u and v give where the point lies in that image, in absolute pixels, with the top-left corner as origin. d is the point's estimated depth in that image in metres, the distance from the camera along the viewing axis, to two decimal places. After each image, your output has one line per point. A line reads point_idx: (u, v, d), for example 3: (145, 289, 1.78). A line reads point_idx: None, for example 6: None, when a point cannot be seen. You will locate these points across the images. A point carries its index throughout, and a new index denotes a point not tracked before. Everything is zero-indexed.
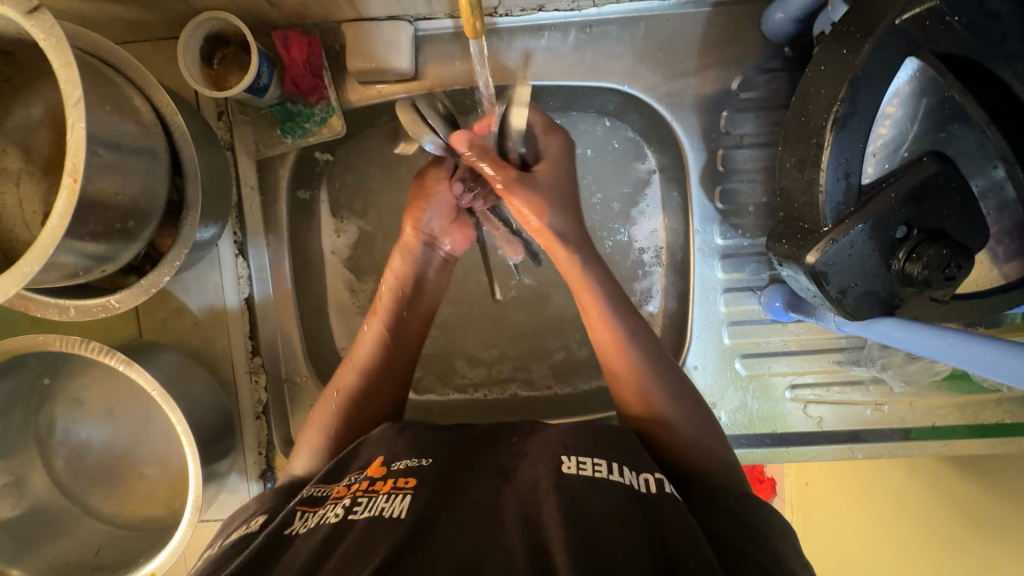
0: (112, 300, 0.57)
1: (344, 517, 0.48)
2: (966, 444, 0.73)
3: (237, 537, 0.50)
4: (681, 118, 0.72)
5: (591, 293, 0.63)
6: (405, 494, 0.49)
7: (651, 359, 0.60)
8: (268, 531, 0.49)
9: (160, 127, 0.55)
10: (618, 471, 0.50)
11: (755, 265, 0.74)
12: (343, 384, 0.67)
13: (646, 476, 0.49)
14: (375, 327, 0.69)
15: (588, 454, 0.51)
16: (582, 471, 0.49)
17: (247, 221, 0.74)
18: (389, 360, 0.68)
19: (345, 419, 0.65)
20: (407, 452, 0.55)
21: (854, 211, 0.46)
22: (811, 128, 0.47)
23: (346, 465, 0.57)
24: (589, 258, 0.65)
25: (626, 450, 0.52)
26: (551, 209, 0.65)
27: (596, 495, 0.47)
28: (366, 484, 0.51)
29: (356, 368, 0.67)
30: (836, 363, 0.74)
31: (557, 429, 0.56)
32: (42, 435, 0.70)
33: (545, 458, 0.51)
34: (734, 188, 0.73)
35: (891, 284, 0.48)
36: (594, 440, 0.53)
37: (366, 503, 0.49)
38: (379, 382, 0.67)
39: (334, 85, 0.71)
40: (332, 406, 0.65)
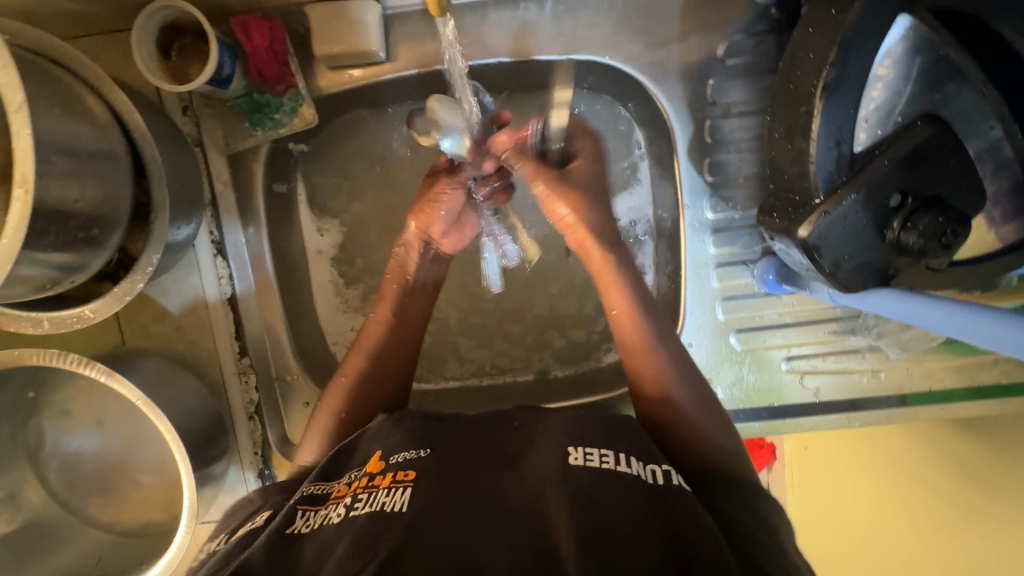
0: (87, 310, 0.55)
1: (345, 515, 0.47)
2: (963, 406, 0.73)
3: (242, 533, 0.49)
4: (665, 89, 0.69)
5: (621, 289, 0.63)
6: (404, 488, 0.48)
7: (675, 361, 0.60)
8: (271, 528, 0.47)
9: (117, 127, 0.52)
10: (624, 460, 0.49)
11: (747, 238, 0.72)
12: (351, 369, 0.66)
13: (653, 467, 0.48)
14: (382, 311, 0.68)
15: (596, 446, 0.50)
16: (590, 462, 0.48)
17: (223, 219, 0.72)
18: (398, 343, 0.67)
19: (352, 401, 0.64)
20: (405, 445, 0.54)
21: (846, 180, 0.44)
22: (799, 96, 0.45)
23: (344, 461, 0.56)
24: (621, 258, 0.64)
25: (635, 440, 0.52)
26: (587, 203, 0.64)
27: (604, 487, 0.46)
28: (365, 481, 0.50)
29: (364, 352, 0.66)
30: (831, 333, 0.74)
31: (562, 419, 0.54)
32: (33, 449, 0.69)
33: (549, 449, 0.50)
34: (723, 159, 0.70)
35: (884, 256, 0.46)
36: (595, 429, 0.52)
37: (366, 499, 0.48)
38: (385, 366, 0.66)
39: (302, 72, 0.68)
40: (339, 393, 0.64)
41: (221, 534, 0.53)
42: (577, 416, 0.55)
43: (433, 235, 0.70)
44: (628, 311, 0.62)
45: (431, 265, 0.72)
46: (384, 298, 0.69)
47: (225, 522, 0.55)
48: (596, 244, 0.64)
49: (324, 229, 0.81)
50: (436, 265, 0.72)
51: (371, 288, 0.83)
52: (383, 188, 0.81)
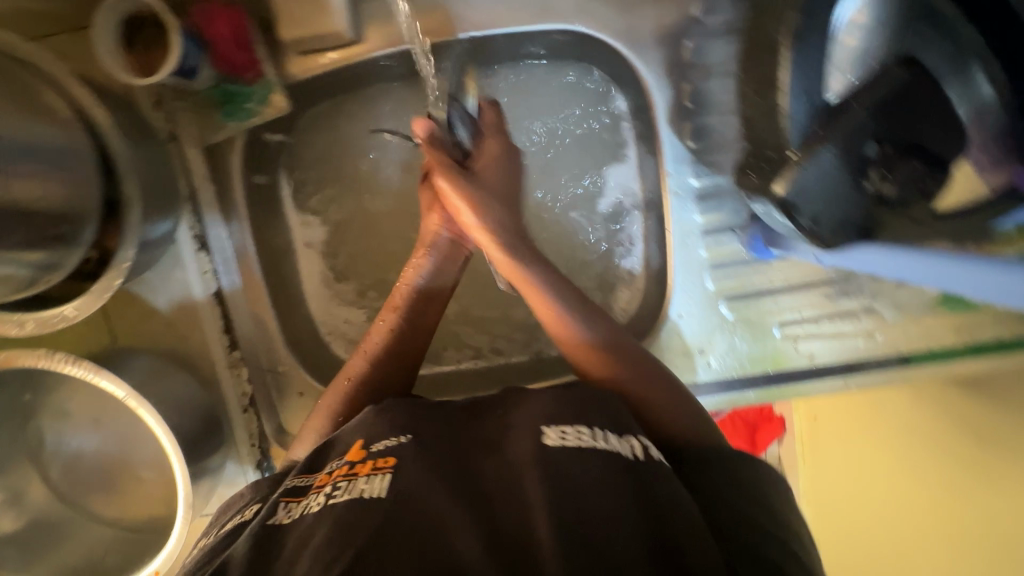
0: (69, 309, 0.56)
1: (326, 503, 0.47)
2: (965, 364, 0.72)
3: (231, 527, 0.50)
4: (641, 54, 0.68)
5: (532, 289, 0.60)
6: (385, 474, 0.48)
7: (613, 345, 0.57)
8: (255, 522, 0.48)
9: (81, 124, 0.52)
10: (601, 436, 0.48)
11: (733, 204, 0.71)
12: (353, 372, 0.65)
13: (631, 442, 0.48)
14: (389, 319, 0.68)
15: (569, 420, 0.50)
16: (567, 441, 0.47)
17: (204, 213, 0.71)
18: (404, 348, 0.67)
19: (350, 403, 0.63)
20: (386, 432, 0.54)
21: (821, 131, 0.43)
22: (765, 48, 0.44)
23: (328, 451, 0.56)
24: (529, 253, 0.62)
25: (607, 412, 0.51)
26: (484, 205, 0.63)
27: (579, 462, 0.46)
28: (346, 469, 0.50)
29: (366, 355, 0.66)
30: (825, 296, 0.72)
31: (538, 399, 0.54)
32: (34, 449, 0.71)
33: (527, 433, 0.50)
34: (707, 123, 0.67)
35: (867, 208, 0.46)
36: (577, 409, 0.51)
37: (345, 487, 0.48)
38: (388, 374, 0.65)
39: (272, 60, 0.67)
40: (338, 396, 0.64)
41: (211, 531, 0.53)
42: (566, 393, 0.53)
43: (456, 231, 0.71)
44: (547, 310, 0.59)
45: (447, 266, 0.71)
46: (392, 307, 0.69)
47: (215, 521, 0.55)
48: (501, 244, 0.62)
49: (307, 219, 0.80)
50: (451, 264, 0.72)
51: (357, 275, 0.82)
52: (365, 174, 0.81)
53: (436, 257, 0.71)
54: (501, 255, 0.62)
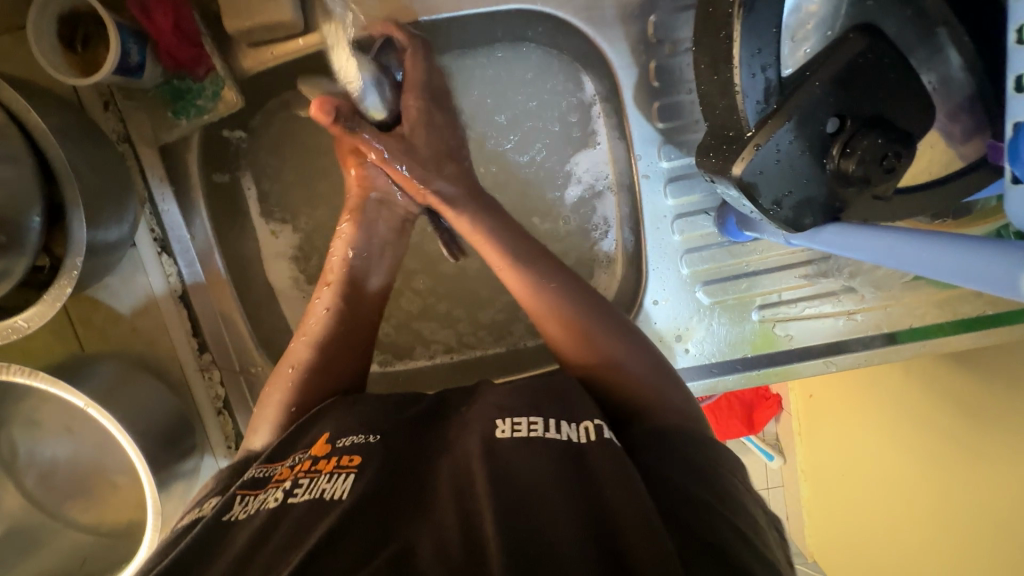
0: (20, 320, 0.54)
1: (283, 500, 0.46)
2: (948, 341, 0.70)
3: (186, 523, 0.49)
4: (604, 32, 0.65)
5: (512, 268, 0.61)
6: (348, 473, 0.47)
7: (613, 329, 0.57)
8: (208, 516, 0.47)
9: (16, 127, 0.50)
10: (555, 427, 0.48)
11: (706, 185, 0.68)
12: (296, 359, 0.63)
13: (586, 425, 0.48)
14: (326, 296, 0.66)
15: (524, 414, 0.49)
16: (517, 432, 0.47)
17: (164, 214, 0.70)
18: (348, 329, 0.65)
19: (301, 392, 0.61)
20: (352, 429, 0.53)
21: (777, 108, 0.40)
22: (719, 19, 0.41)
23: (295, 440, 0.55)
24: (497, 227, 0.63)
25: (566, 402, 0.51)
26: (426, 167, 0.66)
27: (530, 456, 0.45)
28: (309, 464, 0.50)
29: (307, 341, 0.64)
30: (803, 277, 0.70)
31: (499, 391, 0.54)
32: (8, 459, 0.70)
33: (480, 425, 0.50)
34: (673, 102, 0.66)
35: (828, 188, 0.43)
36: (532, 399, 0.51)
37: (306, 485, 0.47)
38: (336, 355, 0.64)
39: (221, 53, 0.64)
40: (285, 382, 0.62)
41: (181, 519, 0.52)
42: (538, 386, 0.53)
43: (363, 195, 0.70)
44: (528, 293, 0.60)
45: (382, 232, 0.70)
46: (328, 284, 0.67)
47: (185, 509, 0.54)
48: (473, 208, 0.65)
49: (277, 231, 0.80)
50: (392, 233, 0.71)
51: None
52: (331, 168, 0.79)
53: (364, 227, 0.69)
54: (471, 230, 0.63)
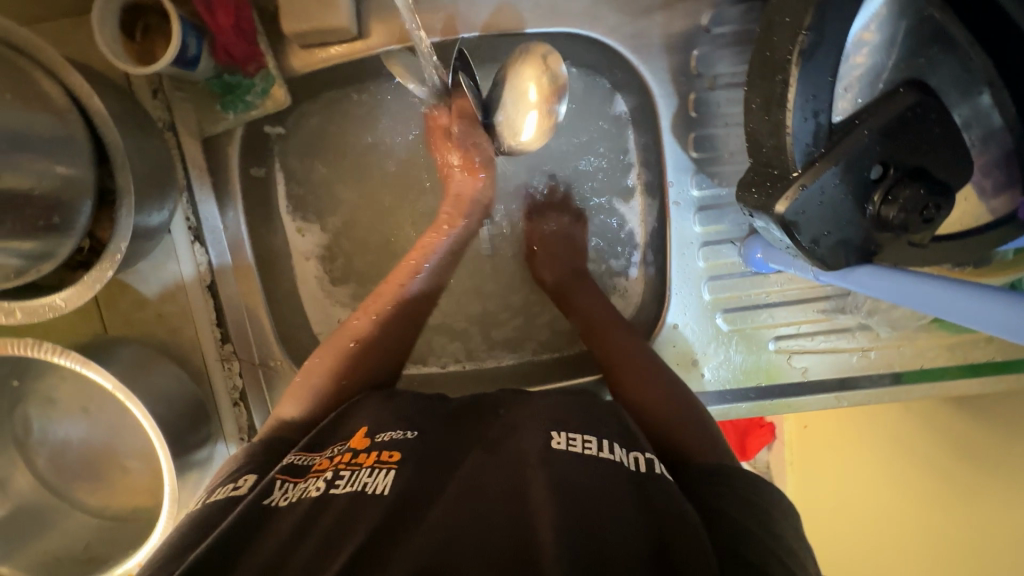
0: (58, 299, 0.55)
1: (325, 490, 0.48)
2: (955, 385, 0.72)
3: (222, 499, 0.50)
4: (647, 61, 0.67)
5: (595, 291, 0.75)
6: (388, 469, 0.50)
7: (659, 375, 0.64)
8: (249, 499, 0.49)
9: (77, 113, 0.50)
10: (607, 447, 0.51)
11: (734, 216, 0.70)
12: (358, 331, 0.67)
13: (636, 455, 0.51)
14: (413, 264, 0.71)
15: (579, 431, 0.52)
16: (571, 447, 0.50)
17: (200, 205, 0.71)
18: (407, 317, 0.69)
19: (352, 364, 0.65)
20: (391, 424, 0.56)
21: (824, 153, 0.42)
22: (775, 63, 0.42)
23: (330, 433, 0.57)
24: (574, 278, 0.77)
25: (616, 427, 0.54)
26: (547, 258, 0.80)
27: (586, 471, 0.48)
28: (349, 457, 0.52)
29: (372, 316, 0.68)
30: (821, 312, 0.72)
31: (546, 403, 0.57)
32: (21, 436, 0.70)
33: (535, 432, 0.52)
34: (710, 134, 0.68)
35: (866, 232, 0.45)
36: (584, 417, 0.55)
37: (348, 477, 0.49)
38: (391, 332, 0.68)
39: (273, 52, 0.66)
40: (341, 352, 0.65)
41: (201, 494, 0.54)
42: (573, 404, 0.57)
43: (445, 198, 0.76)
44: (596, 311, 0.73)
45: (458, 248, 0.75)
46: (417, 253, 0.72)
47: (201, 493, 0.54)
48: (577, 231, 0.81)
49: (305, 229, 0.81)
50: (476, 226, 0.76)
51: (355, 278, 0.83)
52: (365, 170, 0.81)
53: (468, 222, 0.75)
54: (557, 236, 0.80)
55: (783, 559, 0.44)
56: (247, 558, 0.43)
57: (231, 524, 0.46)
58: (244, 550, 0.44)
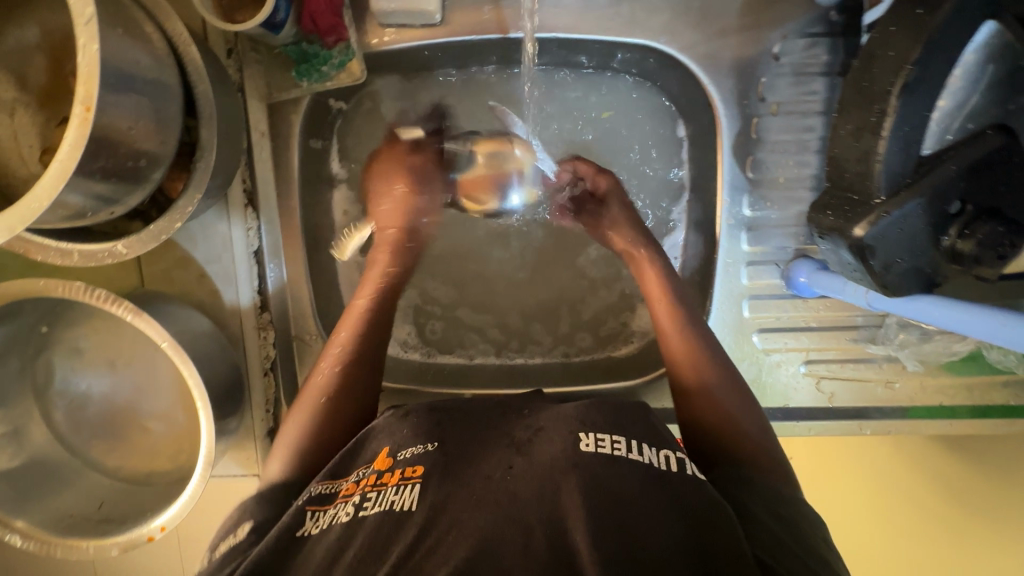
0: (119, 246, 0.55)
1: (355, 514, 0.49)
2: (968, 423, 0.75)
3: (243, 543, 0.51)
4: (716, 81, 0.69)
5: (663, 295, 0.69)
6: (414, 485, 0.50)
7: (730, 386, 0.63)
8: (280, 527, 0.50)
9: (172, 58, 0.52)
10: (636, 448, 0.51)
11: (781, 239, 0.72)
12: (319, 386, 0.64)
13: (665, 453, 0.51)
14: (367, 289, 0.70)
15: (606, 432, 0.52)
16: (601, 449, 0.50)
17: (257, 169, 0.69)
18: (368, 352, 0.67)
19: (325, 417, 0.63)
20: (411, 441, 0.56)
21: (912, 182, 0.45)
22: (874, 93, 0.45)
23: (350, 460, 0.58)
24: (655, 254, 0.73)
25: (643, 426, 0.54)
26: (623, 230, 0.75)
27: (613, 472, 0.48)
28: (374, 478, 0.53)
29: (328, 368, 0.65)
30: (852, 341, 0.74)
31: (572, 405, 0.57)
32: (41, 385, 0.68)
33: (561, 435, 0.52)
34: (767, 158, 0.71)
35: (936, 262, 0.47)
36: (612, 417, 0.54)
37: (375, 498, 0.50)
38: (354, 375, 0.65)
39: (354, 26, 0.66)
40: (313, 404, 0.63)
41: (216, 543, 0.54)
42: (615, 405, 0.57)
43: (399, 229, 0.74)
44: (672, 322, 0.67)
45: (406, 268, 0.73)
46: (369, 287, 0.70)
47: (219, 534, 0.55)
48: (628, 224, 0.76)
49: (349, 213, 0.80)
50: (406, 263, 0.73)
51: None
52: None
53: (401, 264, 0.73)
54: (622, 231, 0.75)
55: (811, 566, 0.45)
56: None
57: (264, 559, 0.47)
58: None
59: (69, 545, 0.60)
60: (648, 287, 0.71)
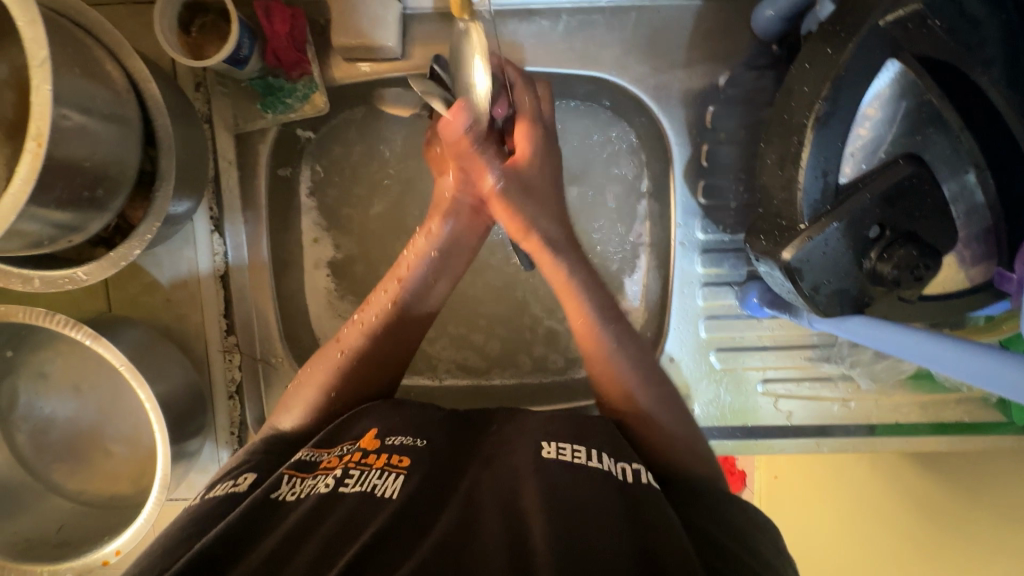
0: (79, 272, 0.56)
1: (335, 488, 0.49)
2: (926, 441, 0.76)
3: (221, 495, 0.51)
4: (666, 111, 0.72)
5: (584, 319, 0.64)
6: (398, 474, 0.51)
7: (661, 401, 0.60)
8: (258, 492, 0.49)
9: (133, 94, 0.54)
10: (596, 457, 0.53)
11: (733, 261, 0.75)
12: (347, 345, 0.65)
13: (625, 467, 0.52)
14: (423, 242, 0.69)
15: (569, 441, 0.54)
16: (562, 456, 0.52)
17: (224, 197, 0.72)
18: (401, 326, 0.66)
19: (345, 377, 0.63)
20: (400, 429, 0.56)
21: (831, 209, 0.47)
22: (793, 126, 0.48)
23: (338, 433, 0.57)
24: (577, 264, 0.66)
25: (605, 435, 0.55)
26: (541, 216, 0.67)
27: (572, 477, 0.50)
28: (359, 457, 0.53)
29: (363, 330, 0.65)
30: (806, 359, 0.76)
31: (542, 416, 0.59)
32: (5, 409, 0.69)
33: (525, 442, 0.54)
34: (717, 183, 0.73)
35: (861, 283, 0.49)
36: (574, 427, 0.56)
37: (357, 477, 0.50)
38: (386, 347, 0.66)
39: (318, 60, 0.69)
40: (333, 366, 0.63)
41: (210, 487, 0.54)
42: (570, 416, 0.58)
43: (479, 197, 0.70)
44: (609, 361, 0.62)
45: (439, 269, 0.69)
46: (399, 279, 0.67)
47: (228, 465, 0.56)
48: (548, 251, 0.66)
49: (317, 235, 0.82)
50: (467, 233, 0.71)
51: (363, 285, 0.84)
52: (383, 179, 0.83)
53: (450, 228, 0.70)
54: (546, 257, 0.66)
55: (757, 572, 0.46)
56: (252, 551, 0.44)
57: (238, 518, 0.46)
58: (245, 548, 0.45)
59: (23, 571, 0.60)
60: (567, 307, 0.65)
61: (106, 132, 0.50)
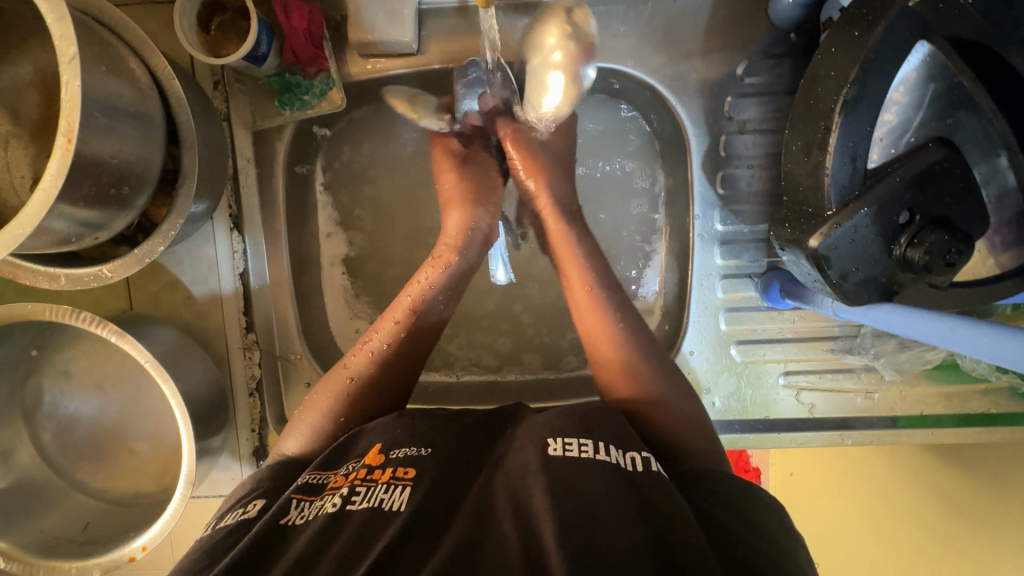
0: (104, 270, 0.57)
1: (342, 506, 0.49)
2: (952, 433, 0.75)
3: (232, 523, 0.51)
4: (683, 101, 0.72)
5: (585, 286, 0.67)
6: (404, 486, 0.50)
7: (661, 373, 0.62)
8: (266, 517, 0.49)
9: (156, 91, 0.54)
10: (604, 450, 0.52)
11: (753, 252, 0.74)
12: (356, 368, 0.65)
13: (632, 455, 0.52)
14: (433, 273, 0.71)
15: (574, 435, 0.54)
16: (568, 451, 0.52)
17: (243, 195, 0.72)
18: (408, 348, 0.67)
19: (351, 404, 0.63)
20: (404, 440, 0.56)
21: (858, 195, 0.47)
22: (820, 111, 0.48)
23: (347, 449, 0.58)
24: (579, 232, 0.71)
25: (615, 430, 0.55)
26: (549, 175, 0.73)
27: (582, 474, 0.49)
28: (364, 473, 0.53)
29: (371, 355, 0.65)
30: (829, 351, 0.75)
31: (548, 414, 0.59)
32: (30, 408, 0.69)
33: (533, 443, 0.54)
34: (736, 173, 0.73)
35: (890, 271, 0.48)
36: (582, 421, 0.55)
37: (364, 493, 0.50)
38: (393, 372, 0.66)
39: (335, 57, 0.69)
40: (338, 392, 0.64)
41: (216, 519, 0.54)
42: (589, 409, 0.58)
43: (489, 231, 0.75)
44: (612, 340, 0.64)
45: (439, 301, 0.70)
46: (407, 311, 0.68)
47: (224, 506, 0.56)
48: (554, 213, 0.72)
49: (333, 233, 0.82)
50: (470, 261, 0.73)
51: (380, 281, 0.84)
52: (399, 176, 0.83)
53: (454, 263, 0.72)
54: (554, 220, 0.72)
55: (779, 565, 0.45)
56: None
57: (249, 543, 0.46)
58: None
59: (52, 567, 0.61)
60: (571, 278, 0.69)
61: (131, 130, 0.51)
